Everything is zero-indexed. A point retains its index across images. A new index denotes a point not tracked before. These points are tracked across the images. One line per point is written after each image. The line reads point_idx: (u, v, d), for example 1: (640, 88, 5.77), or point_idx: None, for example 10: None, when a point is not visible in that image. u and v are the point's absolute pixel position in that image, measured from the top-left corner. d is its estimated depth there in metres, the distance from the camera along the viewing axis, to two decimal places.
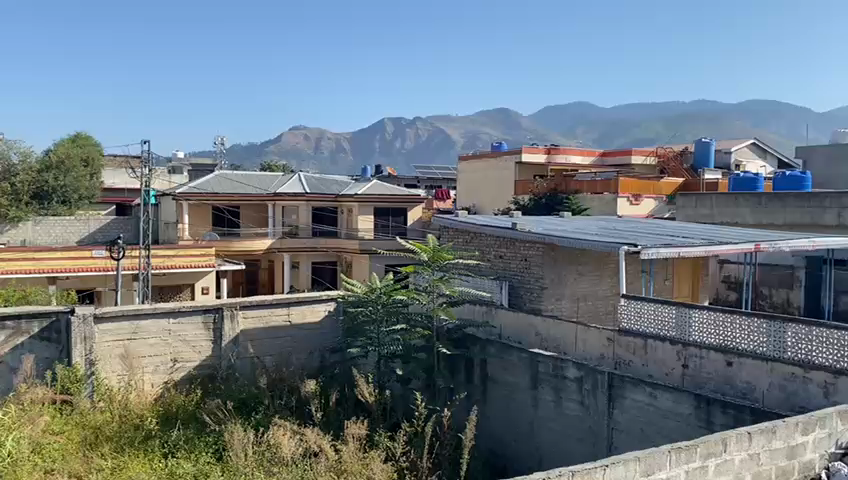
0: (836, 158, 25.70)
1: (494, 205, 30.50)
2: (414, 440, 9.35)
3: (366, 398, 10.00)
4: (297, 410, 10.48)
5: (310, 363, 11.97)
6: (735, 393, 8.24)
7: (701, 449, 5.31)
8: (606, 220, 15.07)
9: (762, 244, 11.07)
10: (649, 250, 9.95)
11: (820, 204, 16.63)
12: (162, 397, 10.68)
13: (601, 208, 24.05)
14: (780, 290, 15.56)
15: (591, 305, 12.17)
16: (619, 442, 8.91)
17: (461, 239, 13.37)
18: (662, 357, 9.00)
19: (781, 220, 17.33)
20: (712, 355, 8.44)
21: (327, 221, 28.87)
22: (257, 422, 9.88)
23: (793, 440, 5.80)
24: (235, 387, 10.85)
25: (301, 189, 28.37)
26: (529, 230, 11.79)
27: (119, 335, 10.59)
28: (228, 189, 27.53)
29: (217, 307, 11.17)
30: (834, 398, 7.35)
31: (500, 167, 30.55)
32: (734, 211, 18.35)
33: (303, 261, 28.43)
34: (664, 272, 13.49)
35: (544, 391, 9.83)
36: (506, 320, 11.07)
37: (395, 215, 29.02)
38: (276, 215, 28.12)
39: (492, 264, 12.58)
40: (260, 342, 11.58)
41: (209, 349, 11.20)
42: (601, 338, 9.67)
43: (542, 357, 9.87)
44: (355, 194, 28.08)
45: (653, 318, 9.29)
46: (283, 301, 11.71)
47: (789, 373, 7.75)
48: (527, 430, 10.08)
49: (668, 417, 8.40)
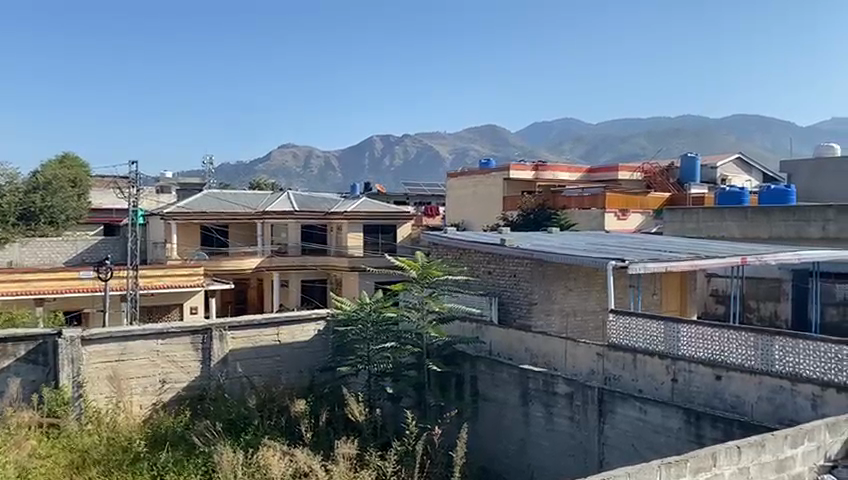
0: (819, 172, 26.01)
1: (483, 221, 30.62)
2: (404, 459, 9.31)
3: (356, 417, 10.00)
4: (287, 432, 10.44)
5: (300, 382, 11.90)
6: (724, 406, 8.24)
7: (691, 464, 5.33)
8: (594, 235, 15.13)
9: (748, 257, 11.09)
10: (637, 265, 9.98)
11: (805, 217, 16.86)
12: (152, 419, 10.59)
13: (589, 224, 24.15)
14: (767, 303, 15.66)
15: (580, 320, 12.20)
16: (610, 457, 8.89)
17: (451, 254, 13.35)
18: (651, 371, 8.97)
19: (767, 233, 17.49)
20: (701, 369, 8.44)
21: (317, 239, 28.86)
22: (246, 443, 9.81)
23: (782, 453, 5.88)
24: (224, 407, 10.78)
25: (290, 207, 28.43)
26: (517, 246, 11.84)
27: (107, 357, 10.50)
28: (216, 208, 27.50)
29: (205, 328, 11.14)
30: (823, 411, 7.39)
31: (488, 183, 30.66)
32: (720, 224, 18.47)
33: (293, 280, 28.33)
34: (652, 287, 13.55)
35: (535, 407, 9.84)
36: (494, 336, 11.03)
37: (384, 232, 29.02)
38: (264, 234, 28.09)
39: (481, 279, 12.57)
40: (249, 362, 11.52)
41: (198, 369, 11.13)
42: (591, 353, 9.66)
43: (532, 374, 9.89)
44: (343, 212, 28.16)
45: (641, 333, 9.35)
46: (270, 321, 11.67)
47: (777, 386, 7.77)
48: (518, 447, 10.06)
49: (658, 432, 8.44)
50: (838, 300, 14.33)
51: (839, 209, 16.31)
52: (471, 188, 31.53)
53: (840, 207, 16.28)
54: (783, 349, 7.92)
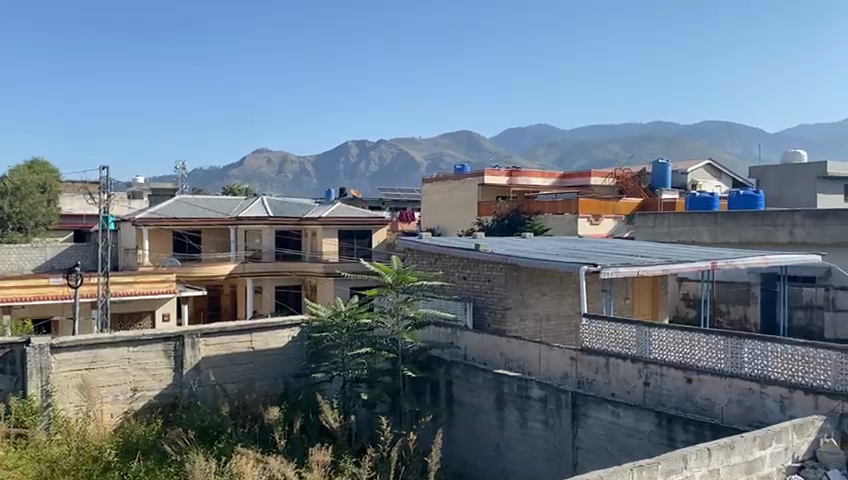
0: (786, 178, 26.51)
1: (458, 226, 30.73)
2: (379, 465, 9.25)
3: (330, 424, 9.95)
4: (260, 439, 10.36)
5: (274, 389, 11.84)
6: (695, 409, 8.39)
7: (663, 466, 5.45)
8: (567, 240, 15.27)
9: (717, 261, 11.26)
10: (608, 270, 10.08)
11: (773, 222, 17.16)
12: (123, 427, 10.44)
13: (562, 229, 24.34)
14: (737, 307, 15.88)
15: (554, 325, 12.29)
16: (584, 461, 8.94)
17: (426, 260, 13.38)
18: (624, 375, 9.13)
19: (737, 238, 17.77)
20: (672, 372, 8.59)
21: (291, 244, 28.68)
22: (219, 451, 9.72)
23: (751, 455, 6.09)
24: (197, 415, 10.67)
25: (264, 212, 28.27)
26: (492, 251, 11.89)
27: (77, 365, 10.33)
28: (189, 214, 27.24)
29: (178, 335, 11.03)
30: (790, 413, 7.52)
31: (463, 189, 30.73)
32: (690, 229, 18.76)
33: (267, 286, 28.14)
34: (625, 291, 13.70)
35: (509, 412, 9.87)
36: (470, 341, 11.17)
37: (359, 237, 28.97)
38: (238, 239, 27.90)
39: (455, 284, 12.60)
40: (221, 369, 11.40)
41: (170, 377, 11.00)
42: (565, 357, 9.80)
43: (506, 378, 9.92)
44: (318, 217, 28.06)
45: (613, 337, 9.46)
46: (244, 328, 11.58)
47: (747, 388, 7.90)
48: (493, 452, 10.10)
49: (630, 435, 8.49)
50: (804, 303, 14.53)
51: (805, 214, 16.63)
52: (446, 194, 31.63)
53: (806, 211, 16.58)
54: (752, 352, 8.01)
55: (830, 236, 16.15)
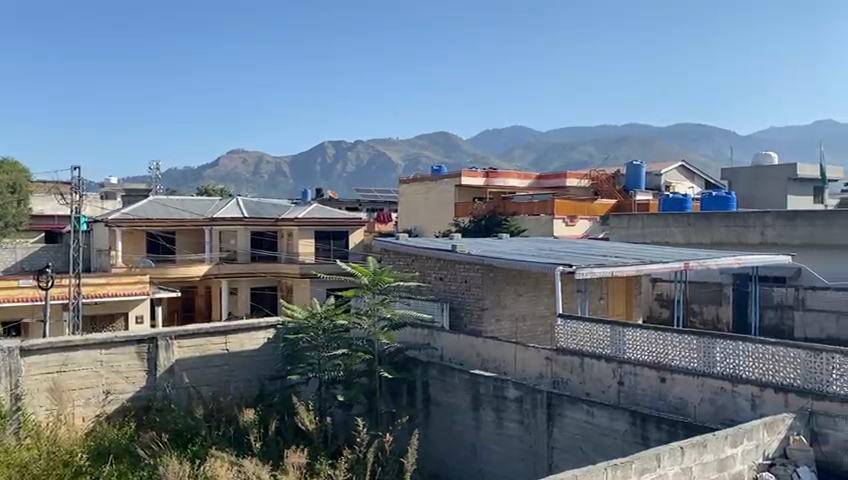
0: (757, 180, 26.90)
1: (434, 227, 30.78)
2: (355, 466, 9.22)
3: (306, 425, 9.92)
4: (235, 441, 10.28)
5: (249, 391, 11.76)
6: (668, 408, 8.48)
7: (637, 465, 5.51)
8: (542, 240, 15.38)
9: (690, 262, 11.39)
10: (583, 270, 10.15)
11: (744, 223, 17.41)
12: (95, 430, 10.29)
13: (538, 230, 24.48)
14: (709, 306, 16.07)
15: (529, 325, 12.35)
16: (559, 460, 9.00)
17: (402, 260, 13.37)
18: (598, 375, 9.20)
19: (709, 239, 18.02)
20: (646, 372, 8.68)
21: (267, 245, 28.46)
22: (194, 453, 9.62)
23: (723, 453, 6.18)
24: (170, 418, 10.58)
25: (239, 213, 28.06)
26: (468, 252, 11.91)
27: (47, 368, 10.15)
28: (163, 215, 26.97)
29: (151, 337, 10.90)
30: (761, 411, 7.62)
31: (439, 190, 30.78)
32: (663, 230, 18.96)
33: (242, 287, 27.93)
34: (599, 291, 13.81)
35: (485, 412, 9.90)
36: (447, 342, 11.19)
37: (335, 238, 28.86)
38: (213, 240, 27.65)
39: (432, 285, 12.61)
40: (195, 371, 11.29)
41: (143, 379, 10.87)
42: (539, 357, 9.86)
43: (482, 379, 9.94)
44: (294, 217, 27.91)
45: (587, 337, 9.53)
46: (219, 329, 11.49)
47: (718, 387, 8.01)
48: (469, 452, 10.12)
49: (605, 434, 8.55)
50: (775, 303, 14.72)
51: (776, 215, 16.90)
52: (423, 195, 31.65)
53: (777, 213, 16.84)
54: (724, 351, 8.11)
55: (800, 237, 16.43)
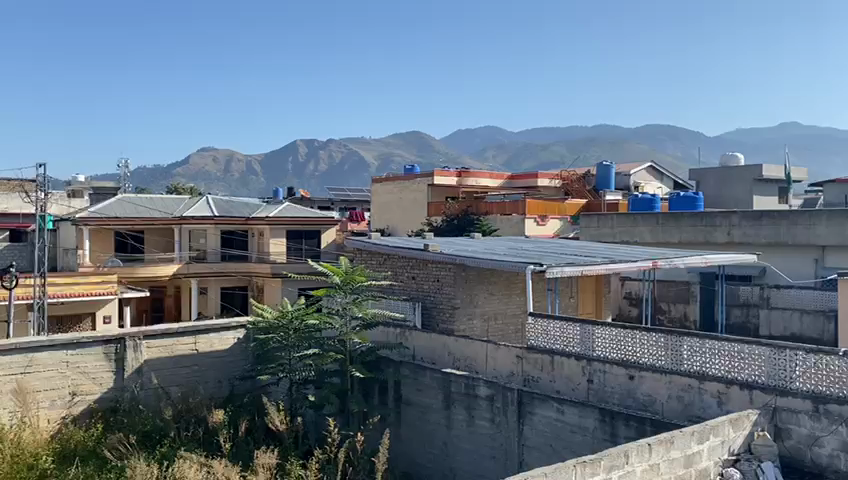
0: (724, 180, 27.33)
1: (407, 227, 30.76)
2: (326, 466, 9.20)
3: (276, 426, 9.87)
4: (205, 442, 10.19)
5: (219, 392, 11.65)
6: (637, 405, 8.58)
7: (605, 462, 5.58)
8: (514, 240, 15.44)
9: (658, 261, 11.49)
10: (554, 269, 10.21)
11: (711, 223, 17.69)
12: (60, 433, 10.07)
13: (510, 229, 24.60)
14: (677, 305, 16.29)
15: (501, 324, 12.41)
16: (530, 458, 9.06)
17: (374, 260, 13.32)
18: (568, 373, 9.29)
19: (677, 239, 18.26)
20: (614, 370, 8.78)
21: (237, 245, 28.17)
22: (162, 455, 9.51)
23: (690, 449, 6.28)
24: (138, 419, 10.43)
25: (209, 212, 27.73)
26: (440, 251, 11.92)
27: (11, 370, 9.90)
28: (131, 214, 26.57)
29: (119, 337, 10.75)
30: (727, 407, 7.76)
31: (412, 189, 30.78)
32: (632, 229, 19.18)
33: (212, 286, 27.65)
34: (569, 290, 13.92)
35: (456, 411, 9.93)
36: (419, 341, 11.20)
37: (307, 237, 28.66)
38: (182, 239, 27.27)
39: (404, 284, 12.60)
40: (165, 372, 11.17)
41: (111, 380, 10.71)
42: (511, 356, 9.91)
43: (454, 377, 9.98)
44: (265, 216, 27.64)
45: (558, 335, 9.61)
46: (188, 329, 11.36)
47: (686, 384, 8.13)
48: (441, 451, 10.15)
49: (574, 432, 8.64)
50: (741, 301, 14.97)
51: (742, 215, 17.20)
52: (395, 194, 31.61)
53: (743, 213, 17.14)
54: (691, 349, 8.22)
55: (765, 237, 16.73)
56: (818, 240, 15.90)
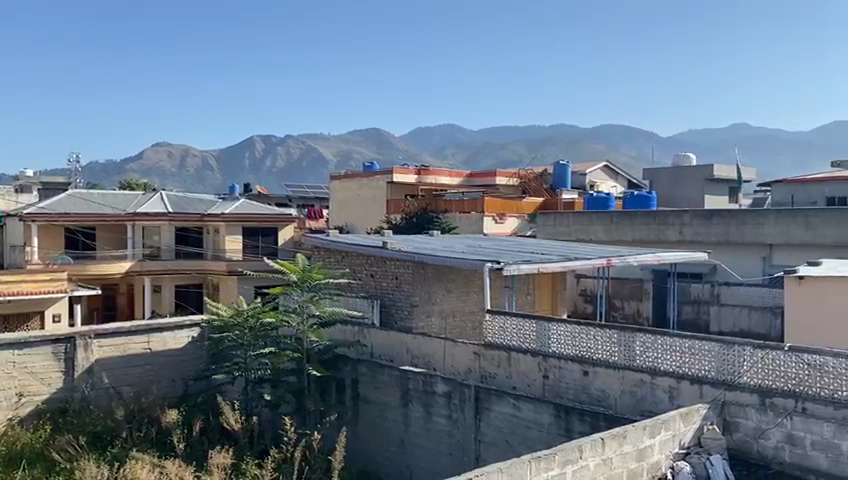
0: (677, 180, 27.92)
1: (366, 224, 30.67)
2: (282, 465, 9.14)
3: (231, 426, 9.77)
4: (158, 443, 10.02)
5: (173, 392, 11.44)
6: (591, 400, 8.72)
7: (559, 457, 5.66)
8: (471, 238, 15.54)
9: (613, 259, 11.62)
10: (511, 267, 10.26)
11: (664, 221, 18.06)
12: (6, 434, 9.77)
13: (469, 227, 24.73)
14: (630, 302, 16.59)
15: (459, 321, 12.47)
16: (486, 454, 9.13)
17: (332, 257, 13.24)
18: (524, 369, 9.38)
19: (631, 237, 18.58)
20: (569, 366, 8.90)
21: (192, 242, 27.71)
22: (113, 456, 9.32)
23: (642, 443, 6.41)
24: (88, 420, 10.19)
25: (163, 208, 27.22)
26: (399, 249, 11.91)
27: None
28: (81, 210, 25.93)
29: (69, 336, 10.49)
30: (678, 402, 7.94)
31: (371, 187, 30.70)
32: (587, 228, 19.44)
33: (166, 285, 27.18)
34: (526, 287, 14.07)
35: (414, 408, 9.96)
36: (376, 339, 11.18)
37: (264, 235, 28.33)
38: (135, 236, 26.76)
39: (362, 282, 12.55)
40: (117, 372, 10.94)
41: (60, 380, 10.44)
42: (468, 352, 9.96)
43: (411, 374, 10.00)
44: (221, 214, 27.22)
45: (515, 332, 9.69)
46: (141, 328, 11.14)
47: (638, 380, 8.28)
48: (398, 448, 10.16)
49: (530, 427, 8.72)
50: (692, 298, 15.32)
51: (694, 214, 17.60)
52: (354, 191, 31.49)
53: (694, 212, 17.55)
54: (643, 345, 8.39)
55: (715, 235, 17.15)
56: (766, 239, 16.41)
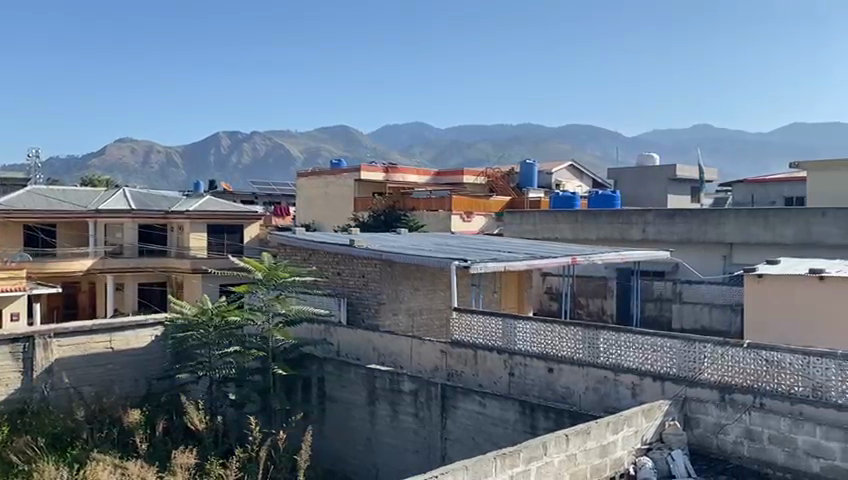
0: (641, 179, 28.34)
1: (333, 222, 30.54)
2: (247, 465, 9.07)
3: (195, 425, 9.68)
4: (119, 444, 9.88)
5: (135, 392, 11.27)
6: (555, 397, 8.81)
7: (524, 454, 5.71)
8: (438, 236, 15.58)
9: (578, 257, 11.69)
10: (478, 265, 10.29)
11: (628, 220, 18.32)
12: None
13: (436, 225, 24.79)
14: (595, 300, 16.79)
15: (426, 319, 12.49)
16: (453, 451, 9.17)
17: (298, 255, 13.15)
18: (490, 367, 9.45)
19: (596, 236, 18.81)
20: (534, 363, 8.99)
21: (155, 240, 27.33)
22: (73, 458, 9.17)
23: (605, 440, 6.50)
24: (48, 422, 10.01)
25: (126, 205, 26.72)
26: (366, 247, 11.88)
27: None
28: (42, 207, 25.35)
29: (27, 336, 10.26)
30: (640, 398, 8.04)
31: (338, 185, 30.58)
32: (553, 227, 19.60)
33: (128, 283, 26.82)
34: (492, 285, 14.16)
35: (380, 406, 9.96)
36: (343, 338, 11.14)
37: (229, 232, 28.04)
38: (97, 233, 26.26)
39: (329, 280, 12.49)
40: (77, 372, 10.72)
41: (19, 380, 10.19)
42: (435, 350, 9.99)
43: (378, 373, 9.99)
44: (185, 211, 26.83)
45: (482, 330, 9.75)
46: (103, 326, 10.94)
47: (602, 377, 8.40)
48: (365, 447, 10.14)
49: (496, 424, 8.77)
50: (655, 296, 15.56)
51: (657, 213, 17.90)
52: (321, 189, 31.33)
53: (657, 211, 17.84)
54: (607, 342, 8.52)
55: (677, 234, 17.45)
56: (726, 238, 16.76)
